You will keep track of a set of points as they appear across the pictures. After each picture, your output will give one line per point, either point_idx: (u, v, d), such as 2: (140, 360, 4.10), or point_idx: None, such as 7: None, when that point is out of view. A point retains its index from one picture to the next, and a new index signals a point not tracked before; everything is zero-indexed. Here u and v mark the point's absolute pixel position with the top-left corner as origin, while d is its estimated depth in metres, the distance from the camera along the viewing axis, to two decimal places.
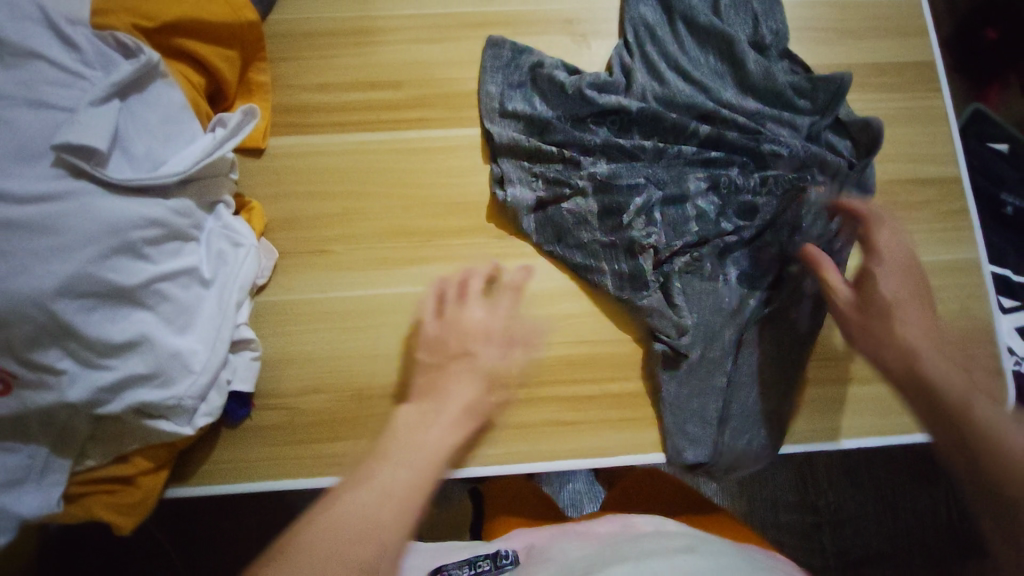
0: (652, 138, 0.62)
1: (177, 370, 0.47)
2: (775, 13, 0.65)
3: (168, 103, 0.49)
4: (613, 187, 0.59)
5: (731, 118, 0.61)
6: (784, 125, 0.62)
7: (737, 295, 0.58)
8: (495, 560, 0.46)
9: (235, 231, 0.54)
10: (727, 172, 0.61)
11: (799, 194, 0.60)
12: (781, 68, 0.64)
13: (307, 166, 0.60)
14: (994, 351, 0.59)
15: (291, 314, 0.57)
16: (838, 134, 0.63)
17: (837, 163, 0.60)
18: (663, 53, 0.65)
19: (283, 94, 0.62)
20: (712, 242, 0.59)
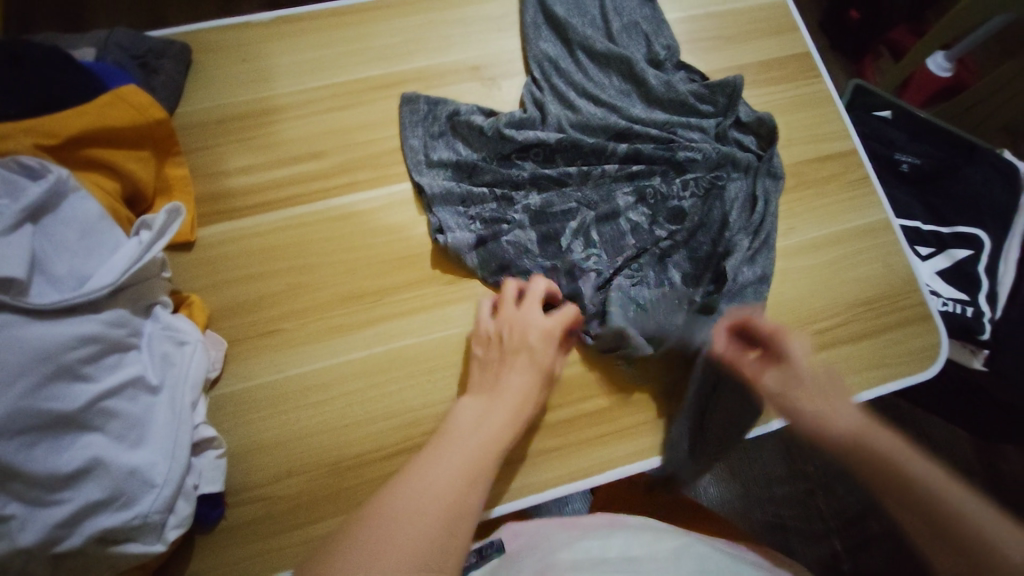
0: (576, 163, 0.65)
1: (137, 487, 0.45)
2: (663, 31, 0.71)
3: (85, 215, 0.48)
4: (548, 216, 0.62)
5: (643, 133, 0.65)
6: (693, 131, 0.67)
7: (683, 296, 0.61)
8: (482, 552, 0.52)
9: (177, 329, 0.52)
10: (652, 182, 0.64)
11: (719, 192, 0.64)
12: (679, 79, 0.69)
13: (242, 249, 0.60)
14: (920, 300, 0.65)
15: (250, 401, 0.55)
16: (743, 131, 0.68)
17: (746, 159, 0.65)
18: (570, 83, 0.68)
19: (206, 182, 0.62)
20: (650, 251, 0.62)
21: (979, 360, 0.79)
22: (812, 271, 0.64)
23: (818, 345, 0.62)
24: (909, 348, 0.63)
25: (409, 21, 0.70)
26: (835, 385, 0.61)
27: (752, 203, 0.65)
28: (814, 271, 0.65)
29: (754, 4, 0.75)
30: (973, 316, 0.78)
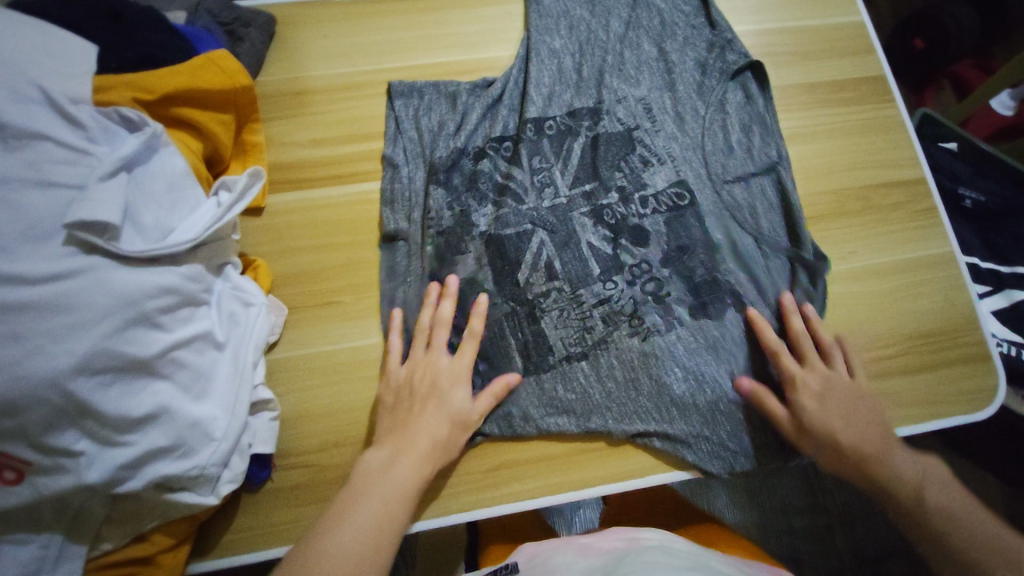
0: (605, 278, 0.59)
1: (197, 439, 0.46)
2: (690, 162, 0.64)
3: (172, 171, 0.50)
4: (582, 327, 0.57)
5: (648, 282, 0.59)
6: (705, 258, 0.60)
7: (701, 344, 0.57)
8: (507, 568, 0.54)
9: (244, 291, 0.54)
10: (615, 196, 0.62)
11: (722, 297, 0.59)
12: (665, 200, 0.62)
13: (309, 219, 0.61)
14: (979, 337, 0.63)
15: (304, 370, 0.56)
16: (755, 263, 0.61)
17: (752, 276, 0.60)
18: (592, 246, 0.60)
19: (278, 151, 0.63)
20: (655, 308, 0.58)
21: None
22: (865, 299, 0.63)
23: (872, 373, 0.61)
24: (962, 386, 0.61)
25: (487, 12, 0.71)
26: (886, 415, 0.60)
27: (754, 273, 0.60)
28: (863, 300, 0.63)
29: (834, 24, 0.74)
30: None
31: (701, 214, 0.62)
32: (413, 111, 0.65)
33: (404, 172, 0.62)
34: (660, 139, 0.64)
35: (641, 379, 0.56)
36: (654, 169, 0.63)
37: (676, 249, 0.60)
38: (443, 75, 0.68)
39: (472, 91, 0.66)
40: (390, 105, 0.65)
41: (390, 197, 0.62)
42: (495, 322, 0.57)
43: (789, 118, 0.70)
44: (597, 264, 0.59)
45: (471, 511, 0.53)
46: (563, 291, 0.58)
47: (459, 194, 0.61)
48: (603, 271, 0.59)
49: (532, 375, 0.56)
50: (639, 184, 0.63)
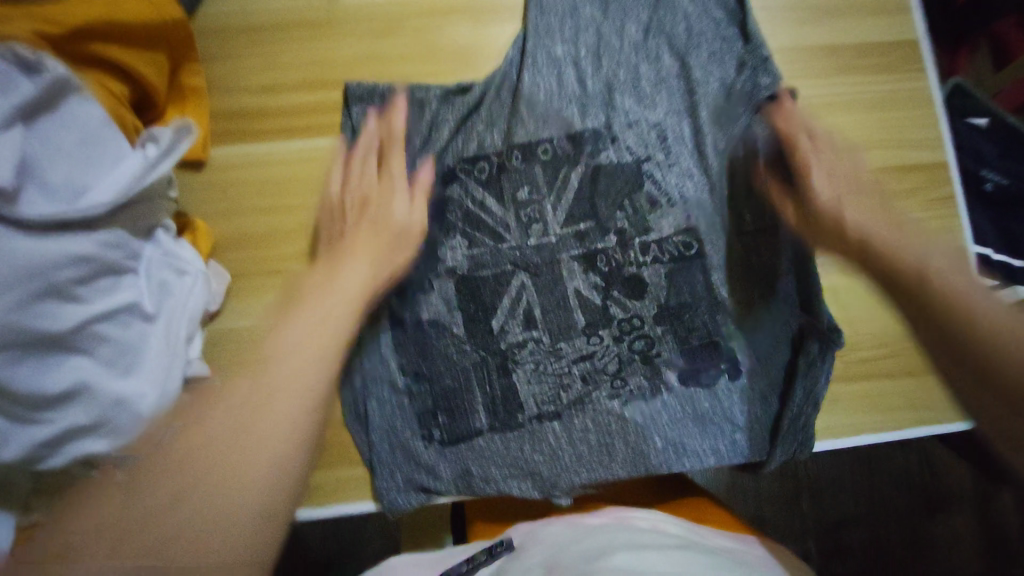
0: (588, 332, 0.55)
1: (124, 416, 0.44)
2: (700, 208, 0.57)
3: (87, 121, 0.44)
4: (557, 377, 0.54)
5: (635, 335, 0.55)
6: (701, 313, 0.55)
7: (684, 404, 0.54)
8: (490, 549, 0.51)
9: (178, 257, 0.50)
10: (610, 238, 0.56)
11: (714, 353, 0.55)
12: (667, 248, 0.56)
13: (257, 177, 0.56)
14: None
15: (249, 341, 0.53)
16: (761, 334, 0.55)
17: (756, 352, 0.55)
18: (580, 296, 0.55)
19: (224, 97, 0.57)
20: (640, 363, 0.55)
21: None
22: (858, 294, 0.59)
23: (853, 375, 0.58)
24: (949, 393, 0.58)
25: None
26: (863, 418, 0.57)
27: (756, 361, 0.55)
28: (855, 293, 0.59)
29: None
30: None
31: (707, 268, 0.56)
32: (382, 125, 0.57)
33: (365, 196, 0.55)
34: (670, 176, 0.57)
35: (618, 447, 0.53)
36: (657, 210, 0.57)
37: (673, 307, 0.55)
38: (419, 46, 0.60)
39: (454, 101, 0.58)
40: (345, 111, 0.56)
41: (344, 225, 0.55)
42: (463, 371, 0.54)
43: (801, 85, 0.62)
44: (583, 316, 0.55)
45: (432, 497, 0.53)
46: (542, 343, 0.54)
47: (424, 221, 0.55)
48: (588, 324, 0.55)
49: (497, 432, 0.53)
50: (640, 227, 0.57)
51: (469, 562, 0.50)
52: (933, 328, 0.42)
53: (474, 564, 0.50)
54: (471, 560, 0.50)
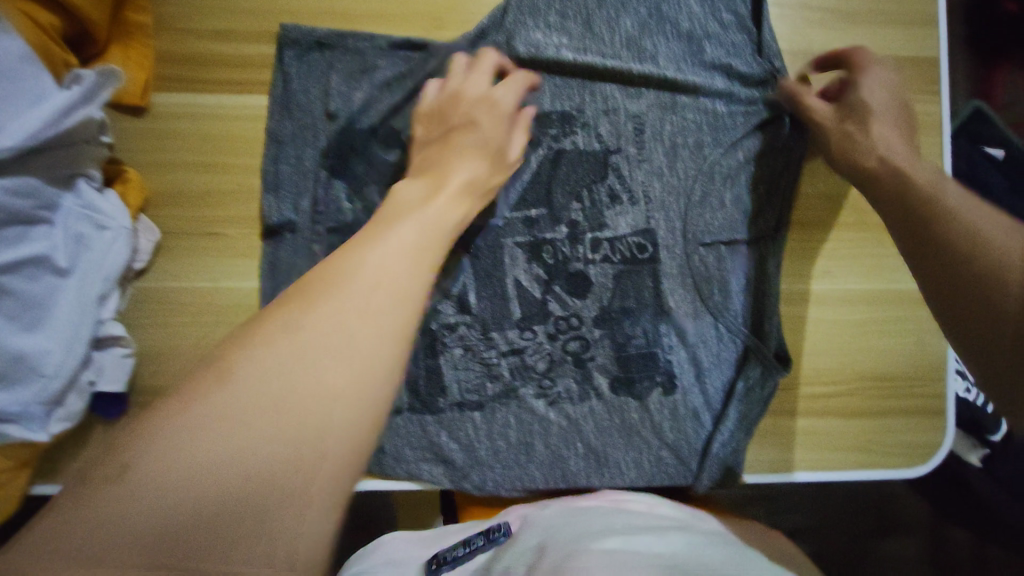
0: (524, 323, 0.52)
1: (22, 372, 0.42)
2: (666, 207, 0.52)
3: (2, 57, 0.40)
4: (486, 366, 0.52)
5: (573, 334, 0.52)
6: (645, 319, 0.52)
7: (612, 410, 0.52)
8: (489, 534, 0.45)
9: (99, 212, 0.46)
10: (562, 227, 0.52)
11: (650, 361, 0.52)
12: (620, 247, 0.52)
13: (199, 131, 0.52)
14: (940, 391, 0.56)
15: (175, 304, 0.51)
16: (705, 348, 0.53)
17: (697, 368, 0.52)
18: (520, 284, 0.52)
19: (171, 38, 0.52)
20: (573, 362, 0.52)
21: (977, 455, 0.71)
22: (825, 325, 0.56)
23: (805, 409, 0.55)
24: (903, 439, 0.55)
25: None
26: (808, 454, 0.55)
27: (696, 377, 0.53)
28: (825, 324, 0.56)
29: None
30: (991, 412, 0.69)
31: (659, 274, 0.52)
32: (327, 77, 0.53)
33: (300, 152, 0.52)
34: (636, 169, 0.53)
35: (536, 446, 0.51)
36: (615, 203, 0.52)
37: (617, 309, 0.52)
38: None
39: (410, 61, 0.53)
40: (280, 58, 0.52)
41: (276, 181, 0.52)
42: None
43: None
44: (519, 307, 0.52)
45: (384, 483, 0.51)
46: (473, 329, 0.52)
47: (363, 184, 0.51)
48: (524, 317, 0.52)
49: (416, 414, 0.51)
50: (593, 221, 0.52)
51: (466, 546, 0.44)
52: (951, 278, 0.37)
53: (470, 548, 0.44)
54: (468, 544, 0.44)
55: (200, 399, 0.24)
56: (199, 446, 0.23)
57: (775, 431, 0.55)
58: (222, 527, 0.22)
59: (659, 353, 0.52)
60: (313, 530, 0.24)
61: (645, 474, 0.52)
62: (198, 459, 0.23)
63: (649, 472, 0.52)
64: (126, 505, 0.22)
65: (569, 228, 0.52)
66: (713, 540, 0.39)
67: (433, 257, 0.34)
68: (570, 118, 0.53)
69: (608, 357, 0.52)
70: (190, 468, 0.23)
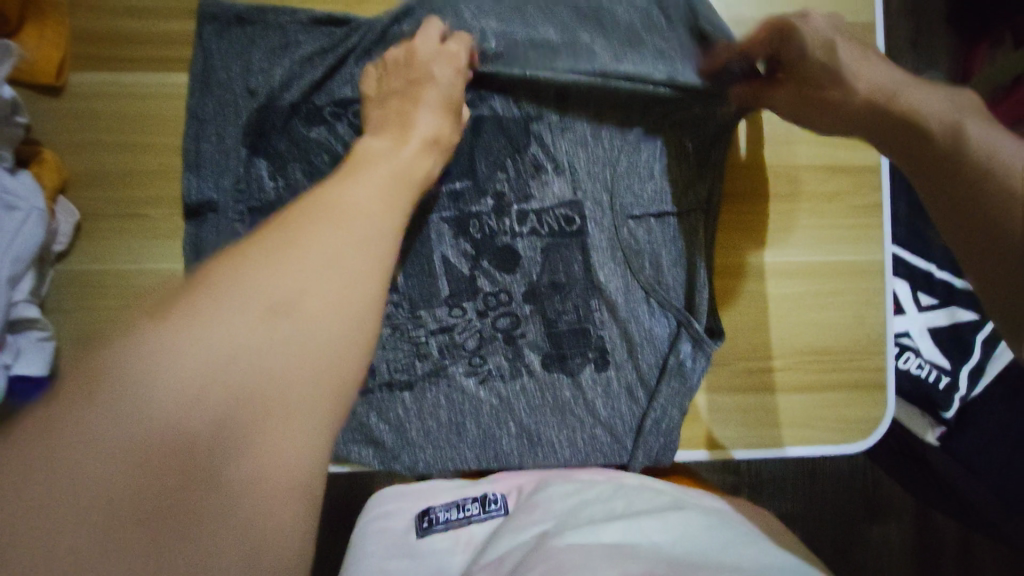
0: (453, 300, 0.51)
1: None
2: (596, 179, 0.51)
3: None
4: (415, 344, 0.51)
5: (503, 310, 0.51)
6: (577, 294, 0.51)
7: (544, 387, 0.51)
8: (483, 503, 0.45)
9: (9, 192, 0.45)
10: (490, 203, 0.52)
11: (583, 336, 0.51)
12: (549, 220, 0.52)
13: (117, 110, 0.51)
14: (880, 364, 0.55)
15: (97, 287, 0.50)
16: (639, 322, 0.51)
17: (632, 343, 0.51)
18: (448, 260, 0.51)
19: (87, 15, 0.51)
20: (503, 339, 0.51)
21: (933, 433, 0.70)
22: (762, 299, 0.55)
23: (742, 384, 0.55)
24: (843, 414, 0.55)
25: None
26: (746, 431, 0.54)
27: (631, 351, 0.52)
28: (765, 297, 0.55)
29: None
30: (943, 387, 0.68)
31: (589, 248, 0.51)
32: (250, 56, 0.52)
33: (223, 131, 0.51)
34: (563, 141, 0.52)
35: (466, 425, 0.51)
36: (543, 177, 0.52)
37: (547, 284, 0.51)
38: None
39: (333, 35, 0.52)
40: (200, 34, 0.51)
41: (197, 159, 0.50)
42: None
43: None
44: (448, 284, 0.51)
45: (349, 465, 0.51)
46: (400, 308, 0.51)
47: (286, 161, 0.50)
48: (452, 294, 0.51)
49: None
50: (521, 197, 0.52)
51: (459, 510, 0.45)
52: (963, 197, 0.32)
53: (462, 515, 0.44)
54: (461, 509, 0.45)
55: (189, 328, 0.24)
56: (183, 379, 0.23)
57: (713, 407, 0.54)
58: (183, 477, 0.22)
59: (591, 328, 0.51)
60: (288, 458, 0.24)
61: (579, 453, 0.51)
62: (183, 381, 0.23)
63: (585, 450, 0.51)
64: (106, 428, 0.22)
65: (498, 203, 0.52)
66: (708, 519, 0.39)
67: (384, 217, 0.33)
68: (497, 92, 0.53)
69: (538, 333, 0.51)
70: (171, 394, 0.23)
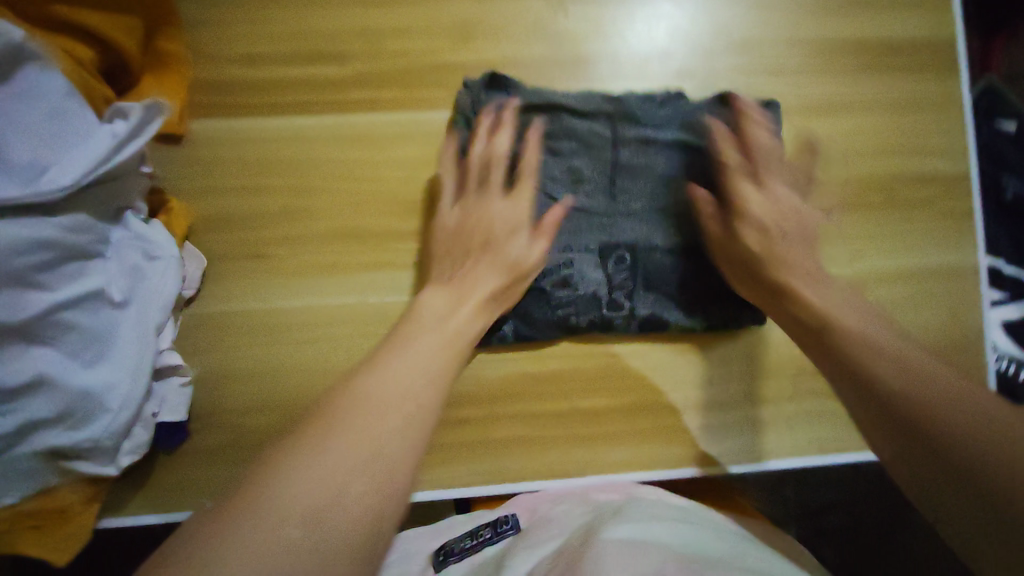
0: (578, 183, 0.54)
1: (90, 409, 0.42)
2: (636, 223, 0.53)
3: (50, 93, 0.41)
4: (557, 121, 0.54)
5: (577, 217, 0.53)
6: (618, 213, 0.54)
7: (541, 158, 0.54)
8: (496, 527, 0.46)
9: (150, 242, 0.47)
10: (611, 136, 0.54)
11: (598, 215, 0.54)
12: (610, 241, 0.53)
13: (236, 155, 0.52)
14: (983, 364, 0.57)
15: (228, 328, 0.51)
16: (619, 216, 0.54)
17: (622, 224, 0.53)
18: (605, 231, 0.53)
19: (204, 66, 0.53)
20: (578, 178, 0.54)
21: None
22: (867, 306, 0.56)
23: None
24: None
25: None
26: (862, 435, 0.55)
27: (616, 188, 0.54)
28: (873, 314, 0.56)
29: None
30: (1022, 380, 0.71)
31: (624, 217, 0.54)
32: (408, 110, 0.54)
33: (580, 212, 0.54)
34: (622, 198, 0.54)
35: (572, 209, 0.53)
36: (612, 224, 0.53)
37: (594, 189, 0.54)
38: (413, 8, 0.55)
39: (634, 212, 0.54)
40: (339, 81, 0.54)
41: (326, 193, 0.53)
42: (549, 139, 0.54)
43: (838, 82, 0.58)
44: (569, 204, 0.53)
45: (478, 486, 0.52)
46: (596, 224, 0.53)
47: (562, 184, 0.54)
48: (553, 163, 0.54)
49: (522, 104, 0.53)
50: (560, 254, 0.53)
51: (471, 538, 0.45)
52: None
53: (475, 541, 0.44)
54: (475, 536, 0.45)
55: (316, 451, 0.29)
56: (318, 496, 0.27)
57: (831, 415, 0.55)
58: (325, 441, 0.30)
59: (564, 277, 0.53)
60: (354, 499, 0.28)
61: (595, 218, 0.53)
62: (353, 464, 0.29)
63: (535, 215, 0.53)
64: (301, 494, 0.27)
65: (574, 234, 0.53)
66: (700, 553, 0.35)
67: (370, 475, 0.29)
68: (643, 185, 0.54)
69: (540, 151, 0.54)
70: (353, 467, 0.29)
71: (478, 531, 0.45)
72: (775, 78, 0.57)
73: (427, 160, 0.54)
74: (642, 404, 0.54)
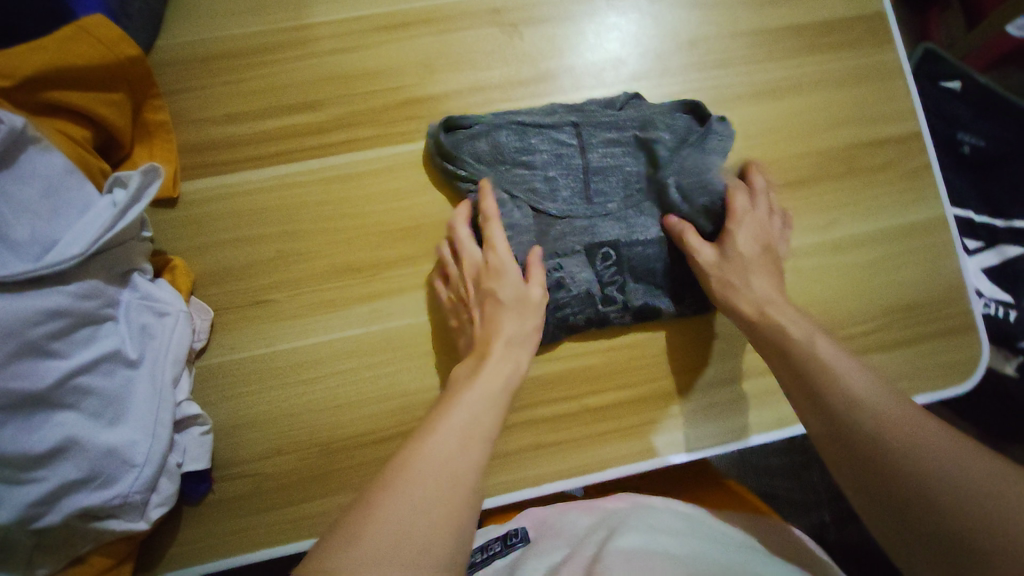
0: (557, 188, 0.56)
1: (116, 467, 0.43)
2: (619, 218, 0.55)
3: (49, 172, 0.44)
4: (529, 134, 0.56)
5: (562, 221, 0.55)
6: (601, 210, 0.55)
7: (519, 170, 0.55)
8: (506, 540, 0.48)
9: (157, 300, 0.49)
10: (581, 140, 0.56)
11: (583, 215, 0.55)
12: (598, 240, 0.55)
13: (228, 210, 0.55)
14: (967, 309, 0.59)
15: (239, 375, 0.53)
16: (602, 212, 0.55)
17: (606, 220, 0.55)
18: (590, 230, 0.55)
19: (189, 131, 0.56)
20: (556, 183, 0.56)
21: (1012, 364, 0.71)
22: (846, 269, 0.59)
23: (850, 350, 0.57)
24: (944, 363, 0.57)
25: None
26: None
27: (593, 188, 0.56)
28: (853, 276, 0.59)
29: None
30: (1013, 322, 0.71)
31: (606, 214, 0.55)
32: (386, 146, 0.57)
33: (564, 214, 0.55)
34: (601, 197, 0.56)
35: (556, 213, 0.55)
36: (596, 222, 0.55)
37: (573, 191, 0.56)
38: (378, 52, 0.59)
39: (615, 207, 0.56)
40: (317, 128, 0.57)
41: (317, 232, 0.55)
42: (522, 152, 0.56)
43: (783, 66, 0.61)
44: (552, 210, 0.55)
45: (499, 497, 0.53)
46: (580, 225, 0.55)
47: (542, 192, 0.55)
48: (532, 173, 0.55)
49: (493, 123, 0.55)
50: (551, 259, 0.54)
51: (483, 552, 0.48)
52: None
53: (488, 554, 0.47)
54: (486, 550, 0.48)
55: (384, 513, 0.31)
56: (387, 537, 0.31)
57: None
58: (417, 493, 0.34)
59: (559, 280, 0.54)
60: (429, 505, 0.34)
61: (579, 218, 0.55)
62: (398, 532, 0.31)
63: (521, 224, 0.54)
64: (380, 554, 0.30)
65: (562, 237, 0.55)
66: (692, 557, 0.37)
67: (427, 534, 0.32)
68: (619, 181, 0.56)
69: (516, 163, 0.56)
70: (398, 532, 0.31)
71: (489, 546, 0.48)
72: (724, 70, 0.61)
73: (410, 189, 0.57)
74: (647, 393, 0.55)
